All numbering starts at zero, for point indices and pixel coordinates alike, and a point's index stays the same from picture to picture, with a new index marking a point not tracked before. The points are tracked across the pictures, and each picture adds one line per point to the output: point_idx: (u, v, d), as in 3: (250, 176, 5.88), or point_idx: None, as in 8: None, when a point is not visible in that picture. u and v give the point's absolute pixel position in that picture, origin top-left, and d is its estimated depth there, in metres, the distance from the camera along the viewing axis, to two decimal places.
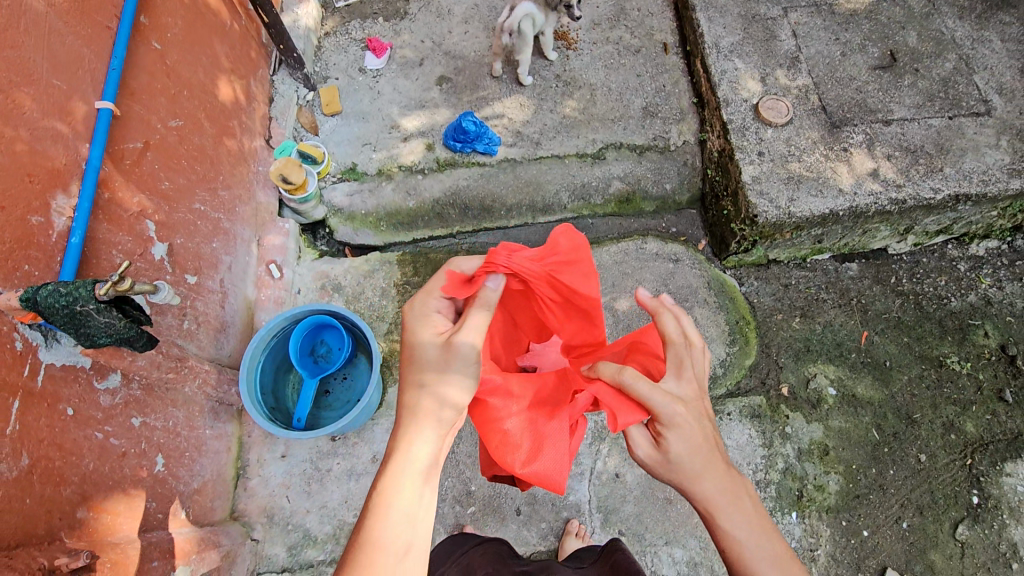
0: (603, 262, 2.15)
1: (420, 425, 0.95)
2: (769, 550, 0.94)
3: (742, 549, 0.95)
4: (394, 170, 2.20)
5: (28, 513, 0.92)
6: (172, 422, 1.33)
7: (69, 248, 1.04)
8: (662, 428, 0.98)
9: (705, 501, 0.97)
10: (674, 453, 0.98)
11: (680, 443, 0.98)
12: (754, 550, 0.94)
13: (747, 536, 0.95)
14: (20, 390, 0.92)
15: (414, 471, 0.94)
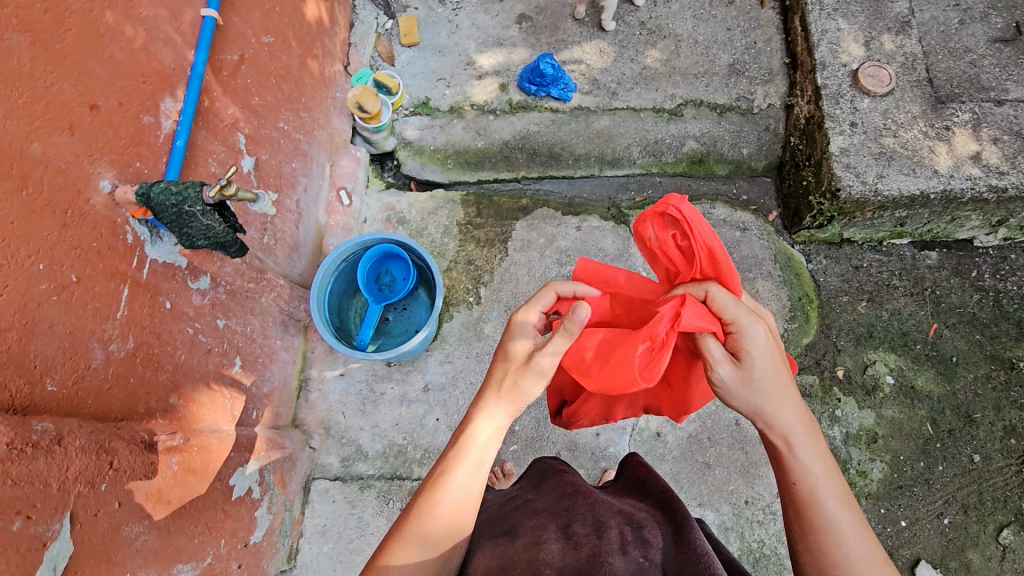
0: None
1: (498, 396, 0.99)
2: (838, 488, 0.93)
3: (813, 481, 0.93)
4: (466, 108, 2.17)
5: (133, 391, 1.01)
6: (250, 328, 1.41)
7: (175, 151, 1.09)
8: (748, 338, 0.97)
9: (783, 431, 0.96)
10: (756, 370, 0.96)
11: (765, 360, 0.97)
12: (824, 484, 0.93)
13: (820, 470, 0.94)
14: (128, 279, 0.99)
15: (486, 431, 0.98)
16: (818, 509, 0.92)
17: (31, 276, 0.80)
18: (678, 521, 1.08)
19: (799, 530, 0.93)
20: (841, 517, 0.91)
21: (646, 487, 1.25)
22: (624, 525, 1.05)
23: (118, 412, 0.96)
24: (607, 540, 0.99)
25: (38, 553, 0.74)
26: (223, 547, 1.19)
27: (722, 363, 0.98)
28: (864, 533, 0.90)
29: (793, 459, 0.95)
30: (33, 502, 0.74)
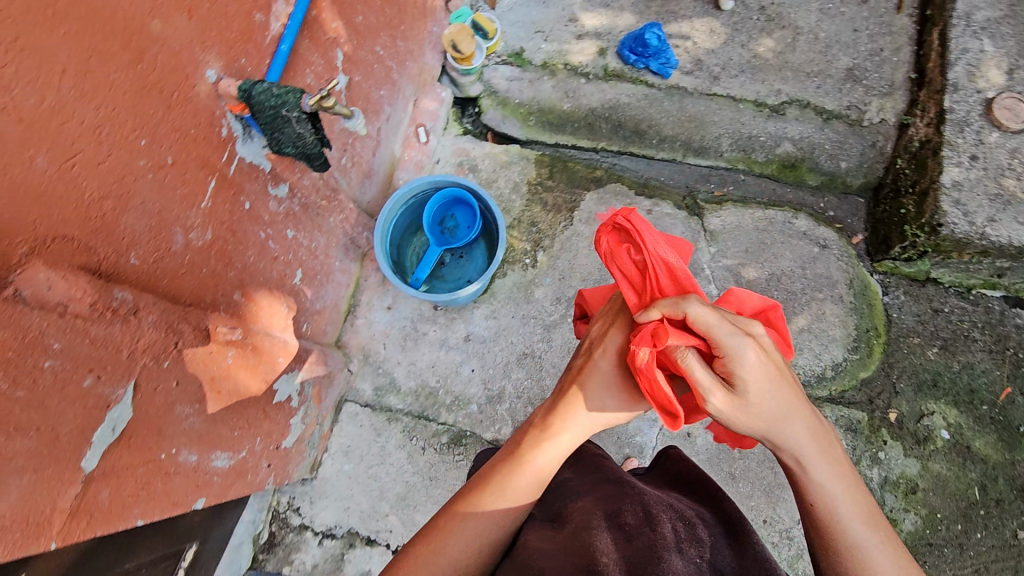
0: (743, 225, 1.96)
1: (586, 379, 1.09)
2: (864, 512, 0.87)
3: (835, 512, 0.87)
4: (559, 67, 2.06)
5: (205, 282, 1.04)
6: (314, 245, 1.44)
7: (278, 54, 1.09)
8: (737, 358, 0.88)
9: (795, 454, 0.90)
10: (754, 390, 0.88)
11: (763, 379, 0.88)
12: (847, 511, 0.86)
13: (841, 494, 0.87)
14: (216, 173, 1.01)
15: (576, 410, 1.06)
16: (844, 542, 0.85)
17: (133, 150, 0.82)
18: (734, 525, 1.07)
19: (829, 568, 0.86)
20: (872, 551, 0.84)
21: (694, 483, 1.23)
22: (677, 519, 1.03)
23: (188, 298, 1.00)
24: (661, 531, 0.96)
25: (102, 413, 0.78)
26: (258, 444, 1.25)
27: (716, 392, 0.90)
28: (898, 562, 0.84)
29: (811, 486, 0.89)
30: (105, 364, 0.78)
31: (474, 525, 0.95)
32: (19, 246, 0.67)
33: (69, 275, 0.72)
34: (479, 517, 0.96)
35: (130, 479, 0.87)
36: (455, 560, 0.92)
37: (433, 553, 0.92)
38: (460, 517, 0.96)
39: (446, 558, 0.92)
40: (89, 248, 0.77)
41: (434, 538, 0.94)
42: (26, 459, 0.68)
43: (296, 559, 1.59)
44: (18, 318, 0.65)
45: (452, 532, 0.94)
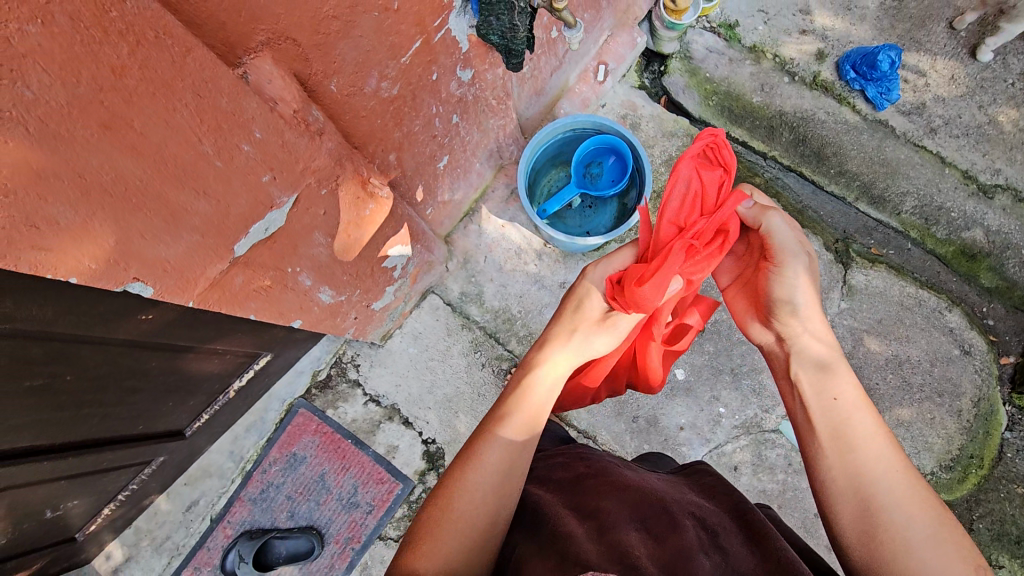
0: (888, 294, 1.74)
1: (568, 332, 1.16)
2: (874, 419, 0.91)
3: (848, 410, 0.92)
4: (766, 55, 1.85)
5: (375, 133, 1.08)
6: (468, 139, 1.45)
7: None
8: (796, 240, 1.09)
9: (817, 355, 0.99)
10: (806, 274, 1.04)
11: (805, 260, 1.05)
12: (858, 411, 0.91)
13: (856, 397, 0.93)
14: (424, 35, 1.02)
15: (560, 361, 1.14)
16: (854, 441, 0.88)
17: None
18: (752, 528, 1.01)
19: (840, 467, 0.87)
20: (877, 451, 0.87)
21: (714, 492, 1.18)
22: (699, 528, 1.00)
23: (359, 141, 1.04)
24: (685, 535, 0.94)
25: (264, 211, 0.85)
26: (356, 296, 1.33)
27: (794, 262, 1.03)
28: (905, 466, 0.86)
29: (828, 387, 0.95)
30: (285, 168, 0.83)
31: (473, 487, 0.94)
32: (259, 34, 0.71)
33: (285, 76, 0.78)
34: (476, 478, 0.95)
35: (260, 277, 0.96)
36: (458, 525, 0.90)
37: (438, 520, 0.90)
38: (459, 486, 0.94)
39: (453, 526, 0.89)
40: (306, 59, 0.81)
41: (438, 507, 0.92)
42: (199, 222, 0.76)
43: (341, 407, 1.72)
44: (242, 100, 0.69)
45: (455, 498, 0.93)
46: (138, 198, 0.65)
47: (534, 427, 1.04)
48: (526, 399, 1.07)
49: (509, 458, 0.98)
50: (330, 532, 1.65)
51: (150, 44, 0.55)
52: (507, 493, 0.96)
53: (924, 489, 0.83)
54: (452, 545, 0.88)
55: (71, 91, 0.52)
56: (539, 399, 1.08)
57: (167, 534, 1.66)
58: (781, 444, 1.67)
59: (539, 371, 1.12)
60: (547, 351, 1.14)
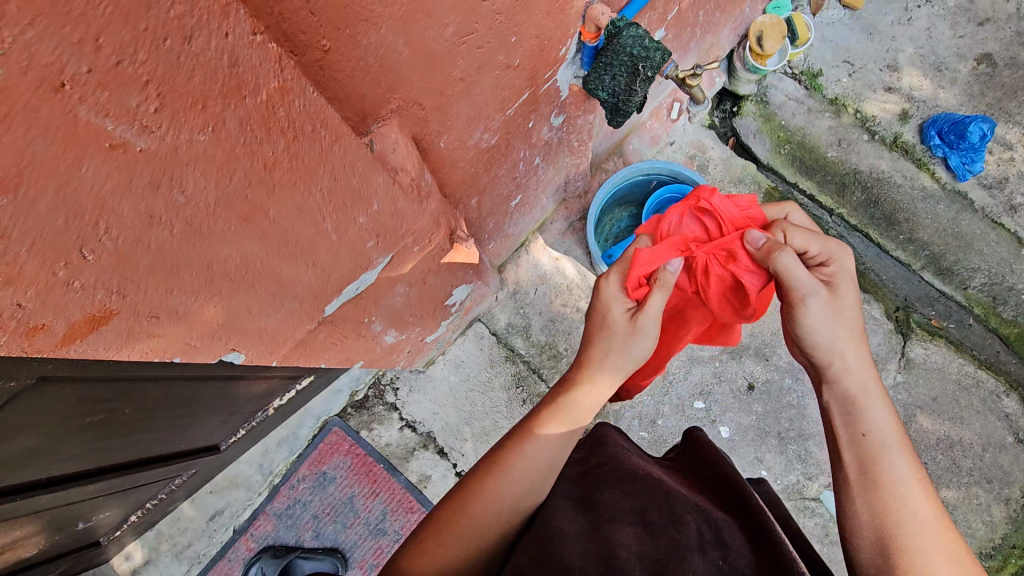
0: (947, 371, 1.69)
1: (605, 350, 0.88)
2: (913, 459, 0.74)
3: (882, 446, 0.75)
4: (847, 109, 1.78)
5: (466, 182, 1.01)
6: (543, 178, 1.38)
7: None
8: (838, 271, 0.82)
9: (853, 383, 0.79)
10: (845, 303, 0.81)
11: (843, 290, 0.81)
12: (892, 453, 0.74)
13: (891, 432, 0.76)
14: (533, 88, 0.95)
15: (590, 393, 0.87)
16: (884, 485, 0.72)
17: (502, 44, 0.77)
18: (751, 518, 0.79)
19: (865, 508, 0.72)
20: (905, 505, 0.70)
21: (711, 472, 0.93)
22: (702, 519, 0.77)
23: (450, 191, 0.98)
24: (685, 530, 0.73)
25: (359, 273, 0.79)
26: (415, 332, 1.28)
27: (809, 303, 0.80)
28: (940, 524, 0.69)
29: (859, 421, 0.77)
30: (389, 233, 0.77)
31: (489, 498, 0.79)
32: (391, 102, 0.65)
33: (407, 142, 0.71)
34: (496, 487, 0.80)
35: (339, 330, 0.91)
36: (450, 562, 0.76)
37: (448, 525, 0.78)
38: (474, 491, 0.80)
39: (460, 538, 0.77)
40: (427, 120, 0.75)
41: (449, 510, 0.80)
42: (302, 290, 0.70)
43: (375, 429, 1.67)
44: (370, 176, 0.63)
45: (466, 505, 0.79)
46: (253, 277, 0.60)
47: (565, 447, 0.85)
48: (561, 415, 0.86)
49: (534, 476, 0.82)
50: (355, 557, 1.62)
51: (306, 137, 0.50)
52: (523, 510, 0.80)
53: (961, 553, 0.68)
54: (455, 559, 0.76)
55: (223, 189, 0.46)
56: (576, 422, 0.86)
57: (188, 542, 1.62)
58: (822, 516, 1.62)
59: (577, 387, 0.88)
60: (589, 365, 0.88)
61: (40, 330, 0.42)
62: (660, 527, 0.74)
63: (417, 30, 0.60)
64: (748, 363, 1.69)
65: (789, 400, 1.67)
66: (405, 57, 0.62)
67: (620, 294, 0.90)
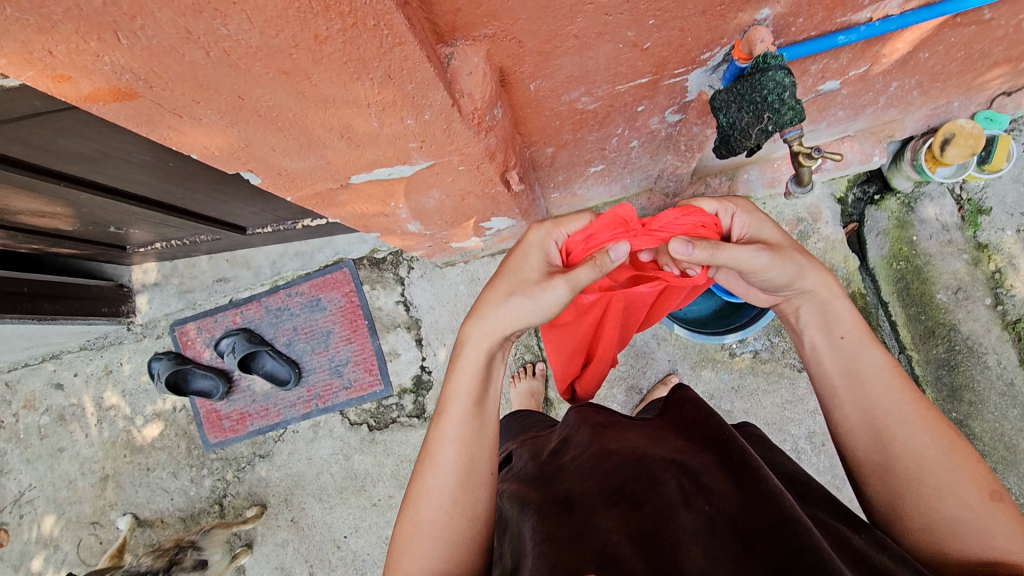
0: None
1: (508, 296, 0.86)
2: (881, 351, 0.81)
3: (848, 360, 0.82)
4: (989, 263, 1.58)
5: (546, 130, 0.98)
6: (636, 161, 1.31)
7: (829, 39, 0.85)
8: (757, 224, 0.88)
9: (823, 295, 0.84)
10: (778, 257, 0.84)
11: (763, 229, 0.88)
12: (868, 347, 0.82)
13: (859, 329, 0.83)
14: (655, 76, 0.89)
15: (478, 355, 0.86)
16: (867, 381, 0.79)
17: (636, 22, 0.72)
18: (740, 464, 0.80)
19: (849, 417, 0.80)
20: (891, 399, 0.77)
21: (698, 426, 0.95)
22: (681, 475, 0.82)
23: (525, 131, 0.95)
24: (664, 490, 0.79)
25: (395, 163, 0.81)
26: (441, 233, 1.31)
27: (761, 255, 0.80)
28: (917, 397, 0.77)
29: (835, 327, 0.84)
30: (436, 144, 0.77)
31: (434, 495, 0.82)
32: (486, 27, 0.64)
33: (488, 73, 0.70)
34: (435, 483, 0.83)
35: (363, 199, 0.95)
36: (434, 549, 0.80)
37: (407, 538, 0.81)
38: (417, 491, 0.84)
39: (423, 540, 0.80)
40: (522, 58, 0.72)
41: (406, 523, 0.82)
42: (331, 154, 0.73)
43: (377, 289, 1.77)
44: (428, 89, 0.62)
45: (418, 512, 0.82)
46: (284, 123, 0.63)
47: (481, 409, 0.86)
48: (460, 383, 0.86)
49: (468, 450, 0.84)
50: (308, 379, 1.78)
51: (365, 29, 0.50)
52: (478, 481, 0.83)
53: (938, 425, 0.75)
54: (428, 565, 0.78)
55: (267, 40, 0.48)
56: (478, 386, 0.87)
57: (193, 287, 1.83)
58: None
59: (467, 348, 0.87)
60: (484, 309, 0.86)
61: (66, 80, 0.49)
62: (642, 496, 0.79)
63: None
64: None
65: None
66: None
67: (540, 246, 0.89)
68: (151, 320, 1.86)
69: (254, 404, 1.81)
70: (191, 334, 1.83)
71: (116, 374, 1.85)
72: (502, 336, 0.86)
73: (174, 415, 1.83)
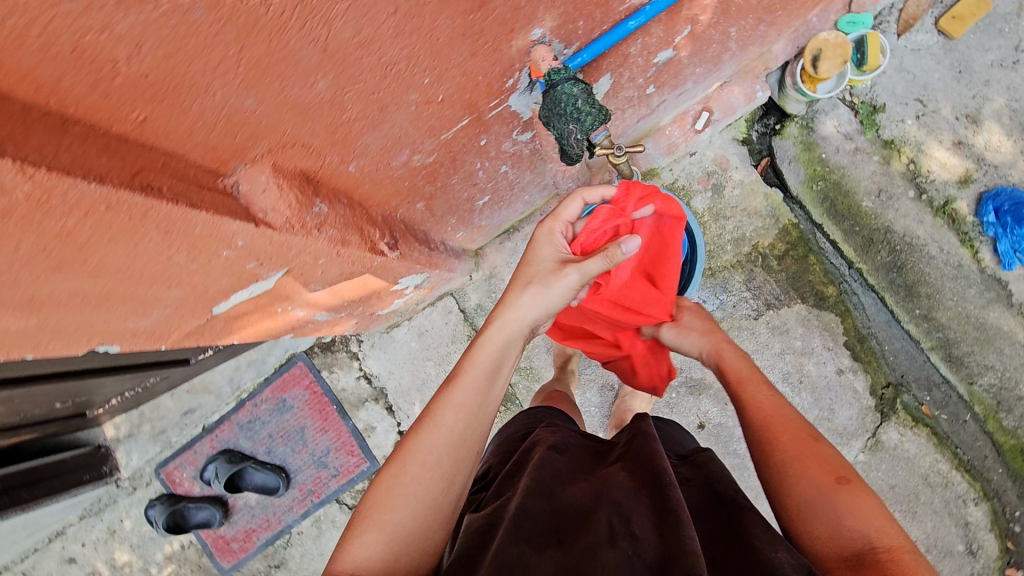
0: (909, 453, 1.56)
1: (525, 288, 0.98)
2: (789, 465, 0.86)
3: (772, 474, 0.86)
4: (901, 157, 1.57)
5: (397, 191, 0.99)
6: (518, 179, 1.32)
7: (621, 28, 0.87)
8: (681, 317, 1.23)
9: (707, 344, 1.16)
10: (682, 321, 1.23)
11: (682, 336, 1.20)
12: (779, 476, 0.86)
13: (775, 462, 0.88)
14: (475, 113, 0.90)
15: (505, 339, 0.95)
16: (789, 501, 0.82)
17: (412, 85, 0.72)
18: (668, 512, 0.72)
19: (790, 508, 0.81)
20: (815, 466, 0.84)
21: (643, 460, 0.86)
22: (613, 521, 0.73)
23: (375, 202, 0.97)
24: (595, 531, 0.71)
25: (248, 282, 0.82)
26: (359, 310, 1.31)
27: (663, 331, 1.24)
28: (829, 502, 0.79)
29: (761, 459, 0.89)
30: (273, 256, 0.78)
31: (422, 451, 0.80)
32: (258, 147, 0.65)
33: (286, 184, 0.71)
34: (428, 440, 0.81)
35: (246, 319, 0.96)
36: (416, 505, 0.76)
37: (388, 489, 0.77)
38: (407, 448, 0.81)
39: (404, 490, 0.77)
40: (317, 155, 0.73)
41: (388, 476, 0.79)
42: (173, 302, 0.75)
43: (335, 372, 1.78)
44: (219, 226, 0.64)
45: (403, 465, 0.79)
46: (98, 302, 0.65)
47: (490, 385, 0.90)
48: (478, 358, 0.91)
49: (467, 418, 0.84)
50: (297, 479, 1.79)
51: (103, 212, 0.51)
52: (470, 450, 0.83)
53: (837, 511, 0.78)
54: (401, 519, 0.74)
55: (12, 257, 0.50)
56: (493, 363, 0.92)
57: (164, 428, 1.84)
58: None
59: (491, 331, 0.95)
60: (507, 299, 0.98)
61: None
62: (571, 532, 0.71)
63: (269, 91, 0.58)
64: (706, 402, 1.62)
65: (737, 447, 1.61)
66: (261, 111, 0.60)
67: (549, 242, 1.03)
68: (137, 471, 1.87)
69: (255, 519, 1.82)
70: (176, 473, 1.85)
71: (120, 532, 1.86)
72: (525, 324, 0.96)
73: (184, 553, 1.83)
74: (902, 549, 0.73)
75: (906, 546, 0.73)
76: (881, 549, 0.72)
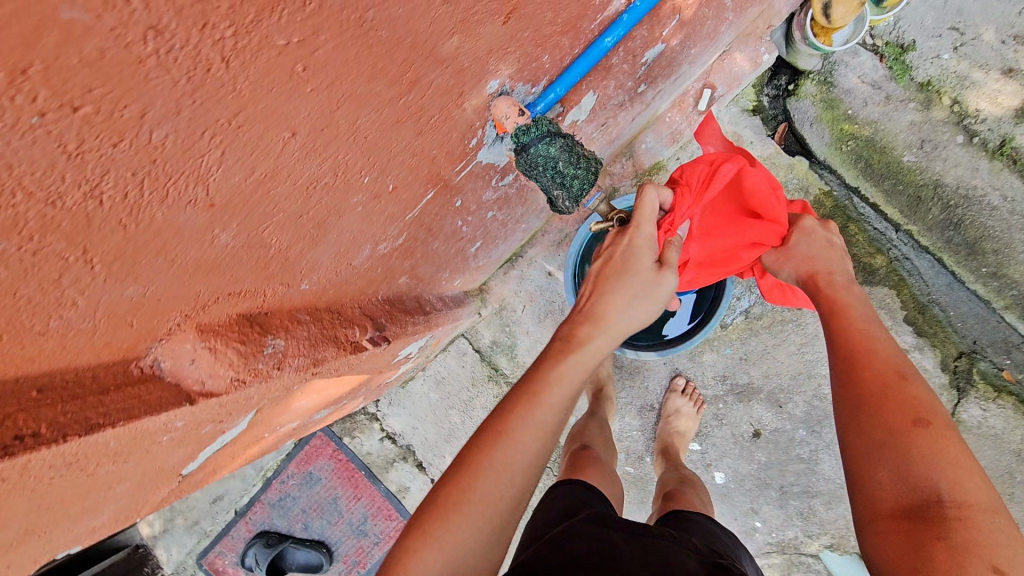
0: (996, 428, 1.38)
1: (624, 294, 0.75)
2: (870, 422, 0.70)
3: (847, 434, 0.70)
4: (941, 99, 1.37)
5: (370, 280, 0.85)
6: (510, 215, 1.16)
7: (596, 48, 0.74)
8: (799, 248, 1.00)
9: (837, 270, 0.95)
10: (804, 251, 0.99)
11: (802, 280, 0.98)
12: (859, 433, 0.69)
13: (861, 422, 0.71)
14: (439, 182, 0.75)
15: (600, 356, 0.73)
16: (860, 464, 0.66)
17: (351, 189, 0.58)
18: None
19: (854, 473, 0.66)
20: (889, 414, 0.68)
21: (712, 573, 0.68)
22: None
23: (348, 299, 0.83)
24: None
25: (212, 439, 0.70)
26: (362, 390, 1.18)
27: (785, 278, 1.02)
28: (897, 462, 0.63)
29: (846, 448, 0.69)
30: (230, 413, 0.66)
31: (502, 464, 0.63)
32: (170, 319, 0.51)
33: (218, 344, 0.57)
34: (506, 458, 0.64)
35: (228, 457, 0.84)
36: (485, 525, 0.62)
37: (449, 504, 0.62)
38: (483, 459, 0.64)
39: (473, 513, 0.61)
40: (253, 294, 0.60)
41: (449, 485, 0.63)
42: (125, 492, 0.63)
43: (357, 437, 1.67)
44: (141, 429, 0.50)
45: (473, 478, 0.62)
46: (22, 540, 0.53)
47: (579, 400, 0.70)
48: (575, 372, 0.70)
49: (549, 438, 0.67)
50: (339, 551, 1.72)
51: None
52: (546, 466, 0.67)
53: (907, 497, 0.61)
54: (462, 540, 0.60)
55: None
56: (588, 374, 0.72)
57: (196, 519, 1.76)
58: (822, 543, 1.48)
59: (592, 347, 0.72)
60: (608, 311, 0.74)
61: None
62: None
63: (154, 270, 0.44)
64: (757, 409, 1.47)
65: (799, 452, 1.46)
66: (153, 292, 0.46)
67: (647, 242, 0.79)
68: (178, 565, 1.80)
69: None
70: (218, 560, 1.77)
71: None
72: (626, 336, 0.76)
73: None
74: (976, 508, 0.58)
75: (986, 505, 0.58)
76: (948, 505, 0.58)
